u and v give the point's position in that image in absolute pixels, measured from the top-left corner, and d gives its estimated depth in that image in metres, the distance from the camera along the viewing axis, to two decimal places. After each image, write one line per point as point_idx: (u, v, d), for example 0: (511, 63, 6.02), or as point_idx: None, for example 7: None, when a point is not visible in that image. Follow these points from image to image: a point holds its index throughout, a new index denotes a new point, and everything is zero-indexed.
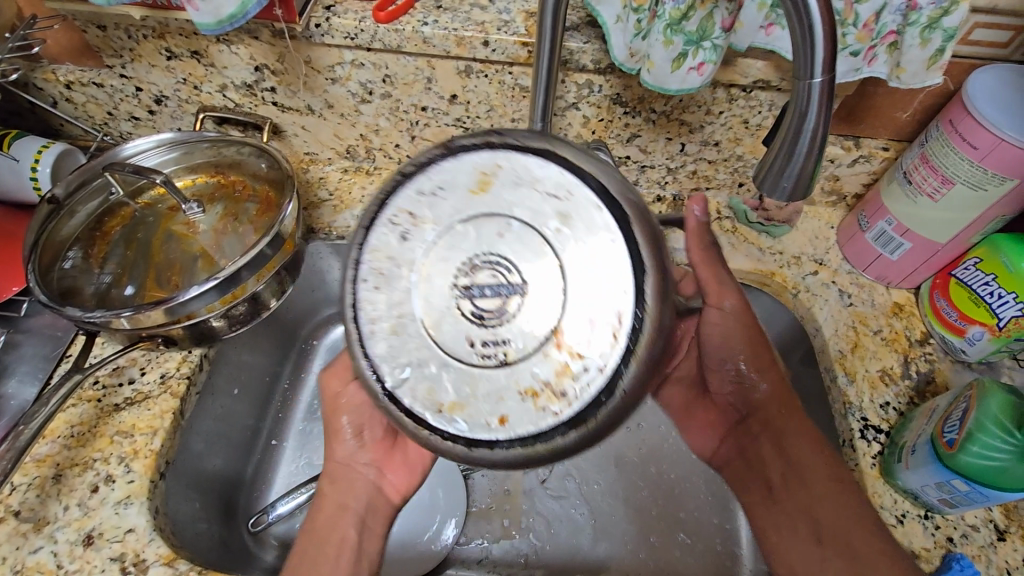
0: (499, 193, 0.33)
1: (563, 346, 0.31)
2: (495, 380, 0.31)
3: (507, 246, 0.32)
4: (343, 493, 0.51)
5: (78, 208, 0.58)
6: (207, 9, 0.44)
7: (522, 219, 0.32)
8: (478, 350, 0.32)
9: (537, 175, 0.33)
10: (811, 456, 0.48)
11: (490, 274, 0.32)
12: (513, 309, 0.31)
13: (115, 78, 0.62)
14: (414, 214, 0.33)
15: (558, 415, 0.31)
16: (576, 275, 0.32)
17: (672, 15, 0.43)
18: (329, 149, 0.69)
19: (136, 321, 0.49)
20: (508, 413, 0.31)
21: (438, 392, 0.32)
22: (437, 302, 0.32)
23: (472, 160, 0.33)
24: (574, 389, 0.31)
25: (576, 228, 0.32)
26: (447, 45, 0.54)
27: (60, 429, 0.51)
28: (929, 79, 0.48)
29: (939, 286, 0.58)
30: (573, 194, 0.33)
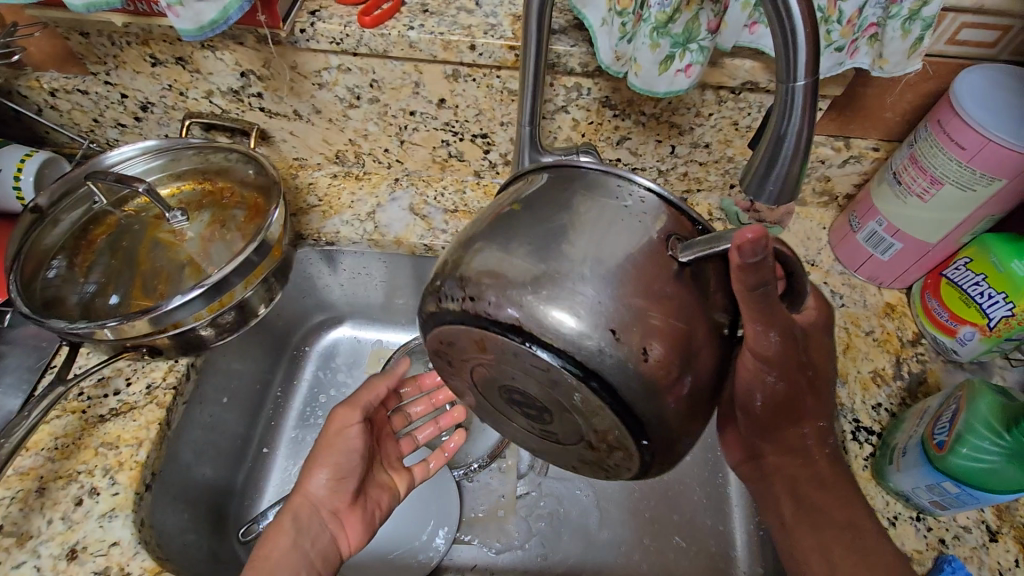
0: (495, 354, 0.33)
1: (596, 450, 0.36)
2: (558, 454, 0.39)
3: (523, 386, 0.34)
4: (308, 537, 0.50)
5: (61, 217, 0.57)
6: (187, 15, 0.44)
7: (522, 377, 0.33)
8: (539, 435, 0.38)
9: (518, 348, 0.32)
10: (829, 500, 0.45)
11: (519, 400, 0.35)
12: (549, 422, 0.36)
13: (100, 86, 0.61)
14: (444, 353, 0.36)
15: (609, 477, 0.39)
16: (587, 416, 0.33)
17: (657, 19, 0.43)
18: (318, 154, 0.68)
19: (120, 331, 0.49)
20: (576, 469, 0.40)
21: (522, 445, 0.41)
22: (496, 406, 0.38)
23: (461, 326, 0.33)
24: (614, 468, 0.37)
25: (570, 387, 0.32)
26: (434, 50, 0.54)
27: (44, 442, 0.51)
28: (910, 66, 0.47)
29: (930, 286, 0.58)
30: (556, 363, 0.31)
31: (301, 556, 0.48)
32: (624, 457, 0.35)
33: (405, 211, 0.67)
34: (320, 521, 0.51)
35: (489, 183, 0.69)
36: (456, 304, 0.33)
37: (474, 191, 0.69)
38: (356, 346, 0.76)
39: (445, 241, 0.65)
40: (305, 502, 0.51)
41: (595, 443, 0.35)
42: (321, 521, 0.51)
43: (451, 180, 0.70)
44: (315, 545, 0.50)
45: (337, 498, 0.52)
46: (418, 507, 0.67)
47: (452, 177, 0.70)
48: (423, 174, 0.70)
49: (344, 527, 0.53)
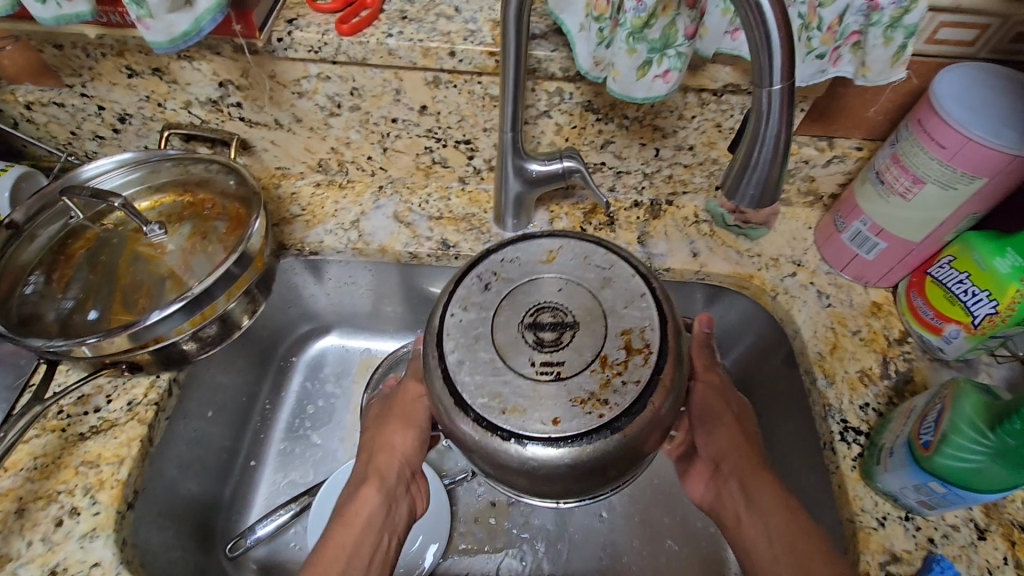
0: (560, 262, 0.44)
1: (606, 366, 0.39)
2: (553, 391, 0.38)
3: (561, 299, 0.42)
4: (394, 501, 0.54)
5: (38, 233, 0.56)
6: (158, 27, 0.43)
7: (575, 280, 0.43)
8: (539, 367, 0.39)
9: (588, 251, 0.45)
10: (770, 491, 0.50)
11: (550, 315, 0.41)
12: (567, 339, 0.40)
13: (76, 98, 0.61)
14: (496, 271, 0.44)
15: (602, 417, 0.38)
16: (617, 317, 0.41)
17: (633, 24, 0.43)
18: (301, 163, 0.68)
19: (99, 348, 0.48)
20: (562, 415, 0.38)
21: (502, 398, 0.39)
22: (507, 334, 0.41)
23: (539, 241, 0.45)
24: (615, 397, 0.38)
25: (616, 286, 0.43)
26: (413, 56, 0.53)
27: (23, 462, 0.50)
28: (894, 75, 0.47)
29: (915, 284, 0.58)
30: (614, 265, 0.44)
31: (384, 522, 0.52)
32: (641, 363, 0.39)
33: (389, 219, 0.67)
34: (403, 484, 0.55)
35: (474, 189, 0.69)
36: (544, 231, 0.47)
37: (459, 198, 0.68)
38: (343, 355, 0.75)
39: (430, 249, 0.65)
40: (393, 462, 0.54)
41: (608, 356, 0.39)
42: (404, 484, 0.55)
43: (435, 187, 0.69)
44: (396, 511, 0.54)
45: (416, 460, 0.55)
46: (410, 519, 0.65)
47: (436, 183, 0.69)
48: (407, 181, 0.69)
49: (421, 488, 0.58)
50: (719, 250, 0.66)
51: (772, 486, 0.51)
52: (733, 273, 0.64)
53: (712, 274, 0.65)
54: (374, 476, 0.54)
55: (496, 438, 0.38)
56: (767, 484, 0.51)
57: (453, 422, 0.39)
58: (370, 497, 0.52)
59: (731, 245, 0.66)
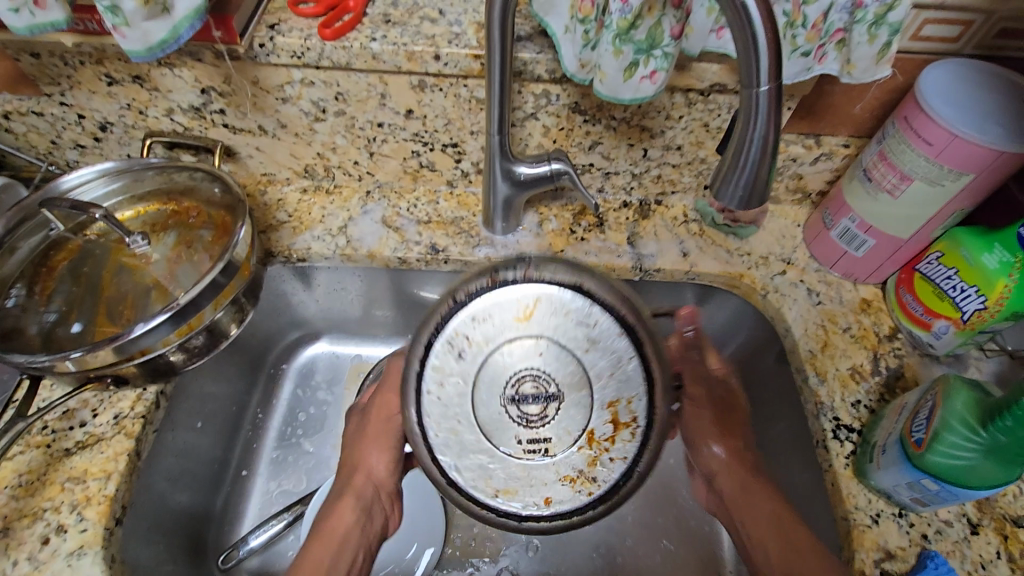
0: (538, 321, 0.41)
1: (592, 442, 0.41)
2: (543, 470, 0.41)
3: (544, 366, 0.41)
4: (369, 518, 0.54)
5: (19, 245, 0.55)
6: (134, 36, 0.42)
7: (556, 343, 0.41)
8: (524, 446, 0.41)
9: (570, 306, 0.41)
10: (760, 503, 0.53)
11: (532, 385, 0.41)
12: (552, 413, 0.41)
13: (55, 107, 0.59)
14: (468, 336, 0.41)
15: (591, 494, 0.41)
16: (605, 388, 0.41)
17: (619, 25, 0.42)
18: (287, 169, 0.67)
19: (83, 362, 0.47)
20: (553, 495, 0.41)
21: (493, 480, 0.41)
22: (490, 412, 0.41)
23: (516, 293, 0.41)
24: (602, 472, 0.41)
25: (601, 350, 0.41)
26: (397, 60, 0.53)
27: (8, 479, 0.49)
28: (879, 72, 0.47)
29: (904, 281, 0.59)
30: (599, 322, 0.41)
31: (360, 536, 0.53)
32: (627, 437, 0.41)
33: (378, 224, 0.66)
34: (379, 500, 0.56)
35: (462, 192, 0.68)
36: (520, 272, 0.42)
37: (448, 201, 0.68)
38: (334, 362, 0.74)
39: (419, 254, 0.64)
40: (368, 481, 0.55)
41: (594, 432, 0.41)
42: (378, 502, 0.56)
43: (423, 191, 0.69)
44: (372, 526, 0.54)
45: (392, 480, 0.56)
46: (405, 525, 0.65)
47: (425, 187, 0.69)
48: (395, 185, 0.69)
49: (396, 506, 0.58)
50: (709, 249, 0.66)
51: (762, 492, 0.54)
52: (723, 273, 0.64)
53: (702, 274, 0.64)
54: (351, 490, 0.55)
55: (491, 513, 0.41)
56: (760, 496, 0.54)
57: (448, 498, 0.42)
58: (346, 513, 0.53)
59: (721, 244, 0.66)
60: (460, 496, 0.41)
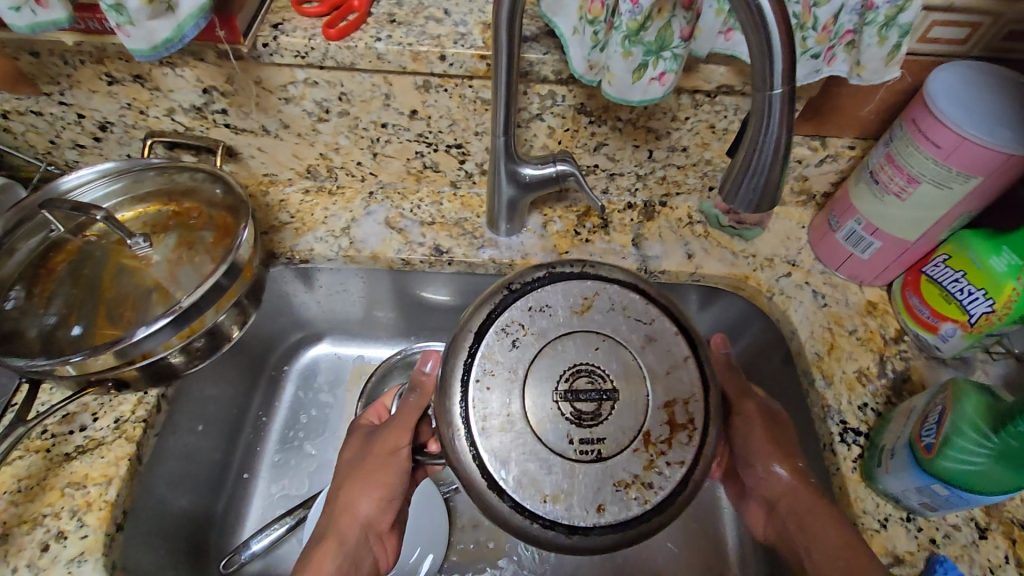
0: (595, 315, 0.43)
1: (648, 445, 0.40)
2: (594, 475, 0.39)
3: (598, 359, 0.42)
4: (356, 562, 0.53)
5: (18, 246, 0.55)
6: (139, 34, 0.42)
7: (611, 337, 0.42)
8: (577, 445, 0.40)
9: (626, 301, 0.43)
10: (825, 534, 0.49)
11: (586, 381, 0.41)
12: (606, 412, 0.40)
13: (54, 106, 0.59)
14: (525, 325, 0.42)
15: (647, 502, 0.40)
16: (661, 385, 0.42)
17: (629, 26, 0.42)
18: (289, 169, 0.66)
19: (83, 366, 0.47)
20: (606, 501, 0.39)
21: (540, 483, 0.39)
22: (541, 406, 0.40)
23: (572, 286, 0.44)
24: (659, 478, 0.40)
25: (658, 347, 0.43)
26: (403, 61, 0.52)
27: (7, 485, 0.48)
28: (888, 74, 0.47)
29: (910, 283, 0.58)
30: (655, 320, 0.43)
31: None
32: (686, 439, 0.41)
33: (381, 225, 0.65)
34: (366, 541, 0.54)
35: (466, 193, 0.68)
36: (576, 268, 0.45)
37: (451, 202, 0.67)
38: (335, 364, 0.74)
39: (423, 255, 0.63)
40: (354, 524, 0.53)
41: (651, 434, 0.40)
42: (367, 542, 0.54)
43: (427, 192, 0.68)
44: (358, 571, 0.53)
45: (381, 521, 0.55)
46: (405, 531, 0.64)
47: (428, 188, 0.68)
48: (398, 186, 0.68)
49: (388, 545, 0.57)
50: (714, 251, 0.66)
51: (826, 516, 0.50)
52: (729, 275, 0.64)
53: (708, 275, 0.64)
54: (333, 535, 0.53)
55: (536, 525, 0.39)
56: (825, 526, 0.49)
57: (481, 501, 0.40)
58: (326, 563, 0.51)
59: (726, 246, 0.66)
60: (505, 504, 0.39)
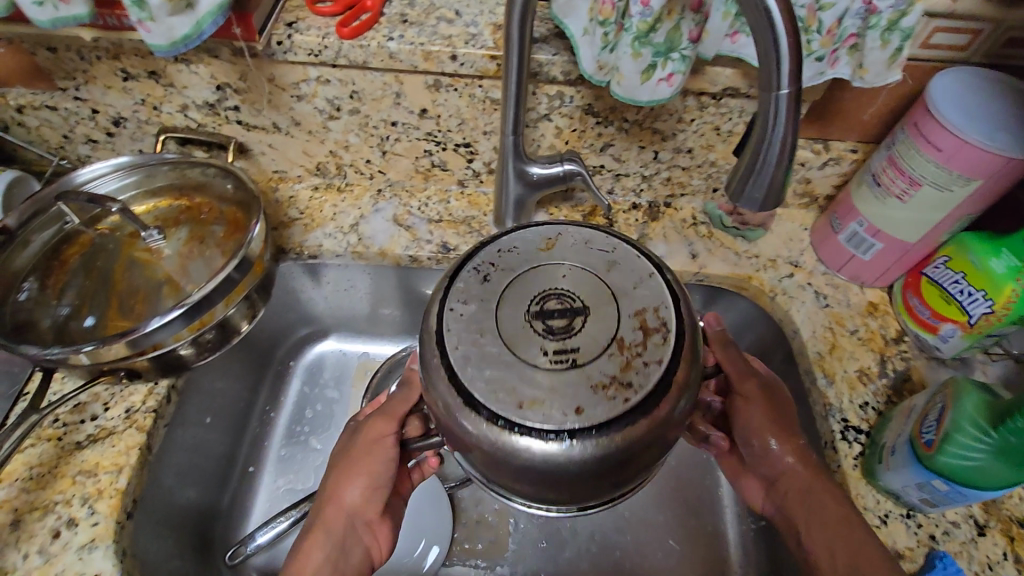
0: (560, 250, 0.42)
1: (623, 348, 0.37)
2: (572, 377, 0.36)
3: (567, 285, 0.40)
4: (344, 553, 0.51)
5: (32, 238, 0.55)
6: (159, 30, 0.42)
7: (578, 266, 0.41)
8: (552, 356, 0.37)
9: (589, 238, 0.43)
10: (837, 522, 0.47)
11: (557, 301, 0.39)
12: (578, 325, 0.38)
13: (69, 101, 0.60)
14: (495, 262, 0.42)
15: (628, 401, 0.35)
16: (628, 299, 0.39)
17: (639, 28, 0.43)
18: (299, 167, 0.67)
19: (96, 355, 0.47)
20: (585, 403, 0.35)
21: (519, 390, 0.36)
22: (514, 323, 0.38)
23: (537, 231, 0.44)
24: (638, 377, 0.36)
25: (622, 270, 0.41)
26: (414, 60, 0.53)
27: (18, 472, 0.49)
28: (890, 77, 0.48)
29: (911, 285, 0.59)
30: (617, 248, 0.42)
31: (333, 574, 0.49)
32: (659, 342, 0.38)
33: (389, 222, 0.66)
34: (357, 529, 0.52)
35: (473, 192, 0.69)
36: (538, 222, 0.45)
37: (459, 201, 0.68)
38: (341, 361, 0.75)
39: (430, 252, 0.64)
40: (340, 513, 0.52)
41: (625, 339, 0.37)
42: (355, 532, 0.52)
43: (435, 190, 0.69)
44: (347, 561, 0.51)
45: (369, 510, 0.53)
46: (411, 522, 0.65)
47: (436, 187, 0.69)
48: (406, 184, 0.69)
49: (381, 533, 0.54)
50: (717, 252, 0.66)
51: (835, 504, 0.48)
52: (732, 275, 0.65)
53: (711, 275, 0.65)
54: (320, 525, 0.51)
55: (518, 438, 0.35)
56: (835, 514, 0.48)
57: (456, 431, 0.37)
58: (315, 553, 0.50)
59: (730, 247, 0.67)
60: (483, 417, 0.36)
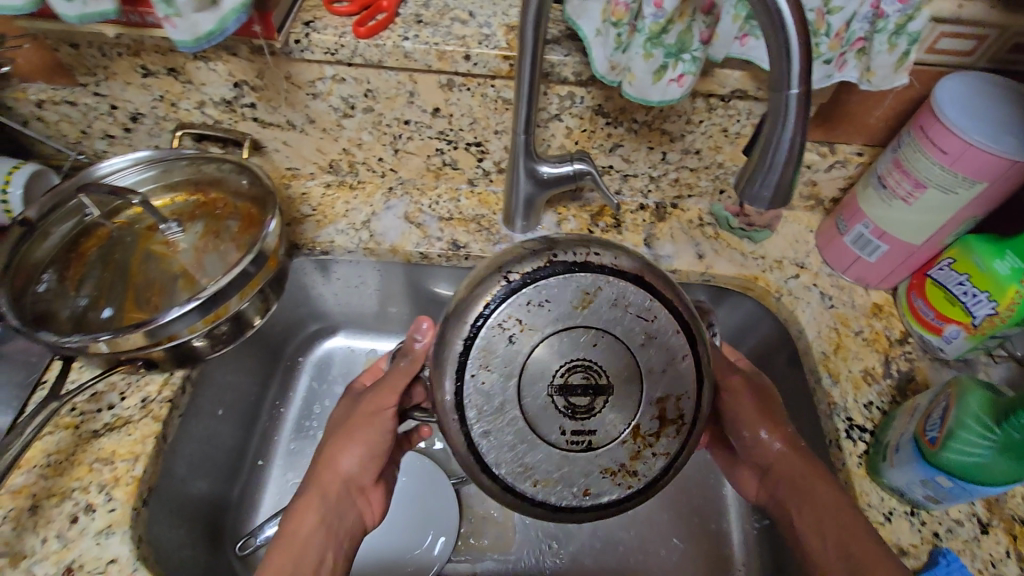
0: (593, 311, 0.40)
1: (637, 437, 0.41)
2: (584, 462, 0.40)
3: (596, 356, 0.40)
4: (341, 513, 0.51)
5: (51, 230, 0.56)
6: (184, 26, 0.44)
7: (612, 334, 0.40)
8: (569, 437, 0.40)
9: (625, 295, 0.41)
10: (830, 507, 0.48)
11: (581, 375, 0.40)
12: (599, 407, 0.40)
13: (89, 97, 0.61)
14: (522, 320, 0.40)
15: (630, 487, 0.41)
16: (654, 383, 0.41)
17: (652, 30, 0.44)
18: (312, 164, 0.68)
19: (114, 344, 0.48)
20: (593, 486, 0.40)
21: (534, 470, 0.40)
22: (537, 398, 0.40)
23: (575, 279, 0.41)
24: (643, 467, 0.41)
25: (656, 344, 0.41)
26: (428, 60, 0.54)
27: (37, 459, 0.50)
28: (897, 80, 0.49)
29: (915, 286, 0.60)
30: (657, 315, 0.41)
31: (330, 535, 0.49)
32: (674, 433, 0.41)
33: (400, 220, 0.67)
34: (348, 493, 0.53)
35: (483, 190, 0.70)
36: (579, 257, 0.41)
37: (469, 199, 0.69)
38: (350, 357, 0.76)
39: (440, 249, 0.65)
40: (337, 478, 0.52)
41: (640, 427, 0.41)
42: (350, 497, 0.53)
43: (445, 188, 0.70)
44: (343, 523, 0.51)
45: (364, 476, 0.53)
46: (418, 515, 0.66)
47: (446, 185, 0.70)
48: (417, 182, 0.70)
49: (373, 500, 0.55)
50: (724, 252, 0.67)
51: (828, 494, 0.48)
52: (739, 275, 0.65)
53: (717, 276, 0.66)
54: (316, 488, 0.51)
55: (528, 505, 0.40)
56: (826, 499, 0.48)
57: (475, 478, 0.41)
58: (308, 516, 0.49)
59: (736, 247, 0.68)
60: (496, 484, 0.40)
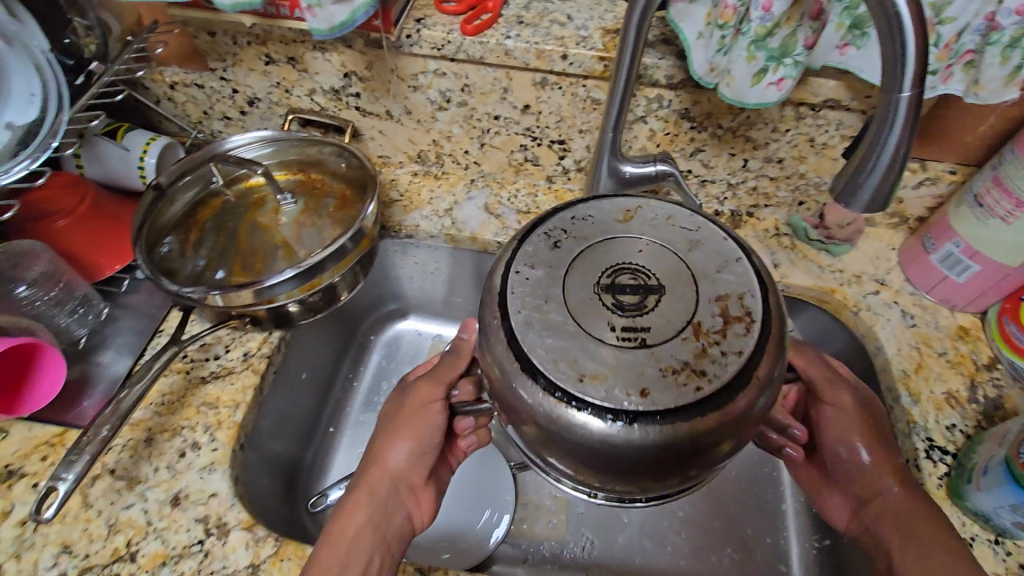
0: (639, 223, 0.39)
1: (700, 334, 0.34)
2: (641, 360, 0.33)
3: (642, 261, 0.37)
4: (386, 510, 0.50)
5: (177, 197, 0.63)
6: (322, 16, 0.49)
7: (654, 240, 0.38)
8: (619, 333, 0.34)
9: (672, 214, 0.39)
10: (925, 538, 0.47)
11: (629, 276, 0.36)
12: (651, 304, 0.35)
13: (215, 81, 0.67)
14: (566, 229, 0.39)
15: (700, 389, 0.32)
16: (710, 283, 0.36)
17: (756, 33, 0.45)
18: (402, 153, 0.73)
19: (227, 300, 0.53)
20: (651, 386, 0.32)
21: (580, 362, 0.33)
22: (581, 295, 0.36)
23: (614, 202, 0.40)
24: (713, 367, 0.33)
25: (706, 249, 0.37)
26: (527, 58, 0.57)
27: (153, 398, 0.55)
28: (1007, 95, 0.48)
29: (1009, 310, 0.58)
30: (702, 227, 0.39)
31: (376, 534, 0.48)
32: (742, 331, 0.34)
33: (481, 210, 0.70)
34: (397, 494, 0.51)
35: (560, 188, 0.72)
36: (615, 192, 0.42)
37: (546, 195, 0.72)
38: (417, 340, 0.79)
39: None
40: (385, 476, 0.51)
41: (702, 324, 0.34)
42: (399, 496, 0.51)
43: (524, 184, 0.73)
44: (390, 523, 0.50)
45: (415, 474, 0.52)
46: (474, 494, 0.68)
47: (525, 181, 0.73)
48: (498, 176, 0.73)
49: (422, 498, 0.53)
50: (800, 263, 0.67)
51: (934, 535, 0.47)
52: (814, 286, 0.65)
53: (792, 286, 0.65)
54: (364, 486, 0.51)
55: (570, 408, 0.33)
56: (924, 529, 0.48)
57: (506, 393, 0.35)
58: (359, 510, 0.49)
59: (813, 259, 0.67)
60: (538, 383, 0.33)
